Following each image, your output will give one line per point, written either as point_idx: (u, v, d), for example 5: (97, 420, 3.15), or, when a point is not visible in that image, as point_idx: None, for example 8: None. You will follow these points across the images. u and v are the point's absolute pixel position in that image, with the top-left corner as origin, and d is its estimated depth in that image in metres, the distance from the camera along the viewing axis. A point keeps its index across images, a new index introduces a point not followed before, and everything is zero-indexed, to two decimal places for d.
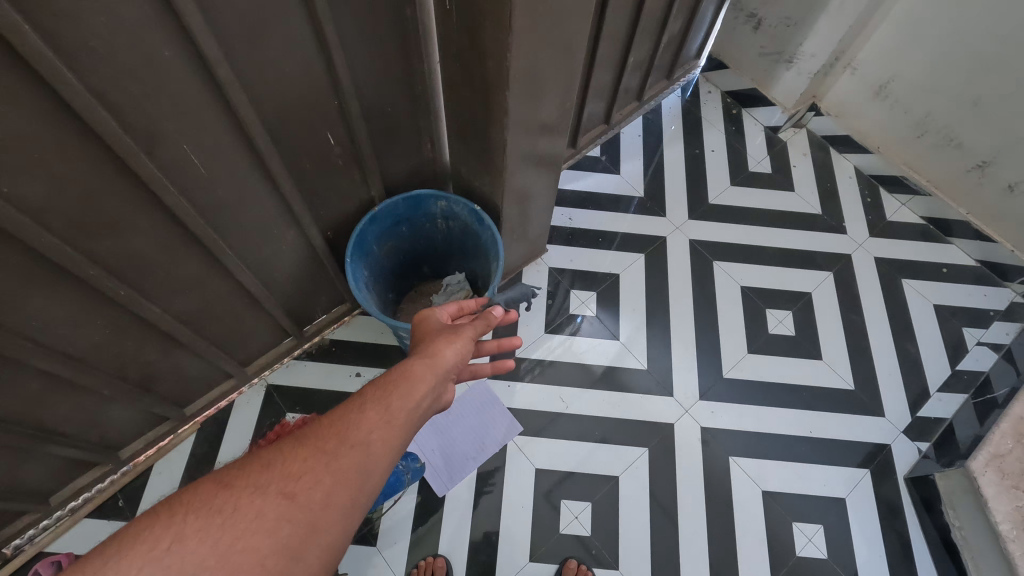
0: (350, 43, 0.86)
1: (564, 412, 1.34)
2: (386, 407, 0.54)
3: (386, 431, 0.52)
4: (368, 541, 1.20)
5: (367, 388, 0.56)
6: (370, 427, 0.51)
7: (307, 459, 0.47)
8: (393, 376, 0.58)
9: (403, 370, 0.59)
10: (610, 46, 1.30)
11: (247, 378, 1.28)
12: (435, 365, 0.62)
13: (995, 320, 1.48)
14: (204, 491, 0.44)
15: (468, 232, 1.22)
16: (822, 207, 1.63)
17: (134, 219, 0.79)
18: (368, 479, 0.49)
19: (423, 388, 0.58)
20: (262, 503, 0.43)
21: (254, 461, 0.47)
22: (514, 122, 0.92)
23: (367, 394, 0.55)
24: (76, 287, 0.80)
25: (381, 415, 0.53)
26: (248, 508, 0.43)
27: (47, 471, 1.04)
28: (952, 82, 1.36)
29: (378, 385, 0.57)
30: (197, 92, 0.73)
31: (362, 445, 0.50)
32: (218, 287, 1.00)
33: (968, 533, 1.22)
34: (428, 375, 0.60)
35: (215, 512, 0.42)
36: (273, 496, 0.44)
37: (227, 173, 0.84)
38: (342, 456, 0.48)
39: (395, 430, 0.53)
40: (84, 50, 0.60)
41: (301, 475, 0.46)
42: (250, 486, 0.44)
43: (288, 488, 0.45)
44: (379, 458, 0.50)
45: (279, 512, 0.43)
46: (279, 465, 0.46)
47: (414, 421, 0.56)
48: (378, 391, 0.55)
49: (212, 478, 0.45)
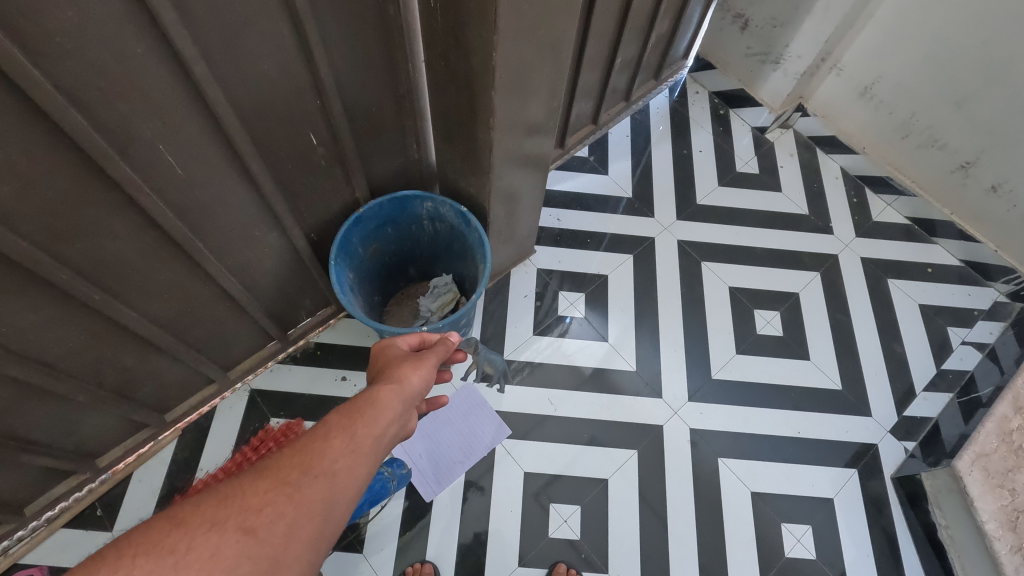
0: (331, 42, 0.84)
1: (552, 415, 1.33)
2: (351, 435, 0.53)
3: (351, 460, 0.51)
4: (354, 548, 1.18)
5: (332, 414, 0.55)
6: (334, 455, 0.50)
7: (269, 491, 0.46)
8: (358, 401, 0.57)
9: (370, 395, 0.58)
10: (598, 45, 1.29)
11: (228, 382, 1.25)
12: (402, 390, 0.61)
13: (980, 319, 1.50)
14: (154, 528, 0.42)
15: (455, 233, 1.20)
16: (809, 207, 1.64)
17: (109, 221, 0.77)
18: (333, 511, 0.48)
19: (390, 413, 0.57)
20: (219, 540, 0.42)
21: (209, 496, 0.45)
22: (501, 122, 0.90)
23: (331, 420, 0.54)
24: (49, 292, 0.78)
25: (346, 443, 0.52)
26: (204, 546, 0.41)
27: (20, 480, 1.01)
28: (936, 83, 1.37)
29: (343, 411, 0.55)
30: (172, 91, 0.70)
31: (327, 474, 0.49)
32: (198, 290, 0.98)
33: (954, 532, 1.24)
34: (395, 401, 0.59)
35: (168, 550, 0.40)
36: (232, 532, 0.43)
37: (205, 174, 0.82)
38: (306, 487, 0.47)
39: (361, 459, 0.52)
40: (52, 46, 0.58)
41: (262, 509, 0.44)
42: (206, 521, 0.43)
43: (247, 523, 0.44)
44: (344, 488, 0.49)
45: (237, 548, 0.42)
46: (238, 499, 0.45)
47: (381, 449, 0.55)
48: (344, 417, 0.54)
49: (164, 514, 0.43)
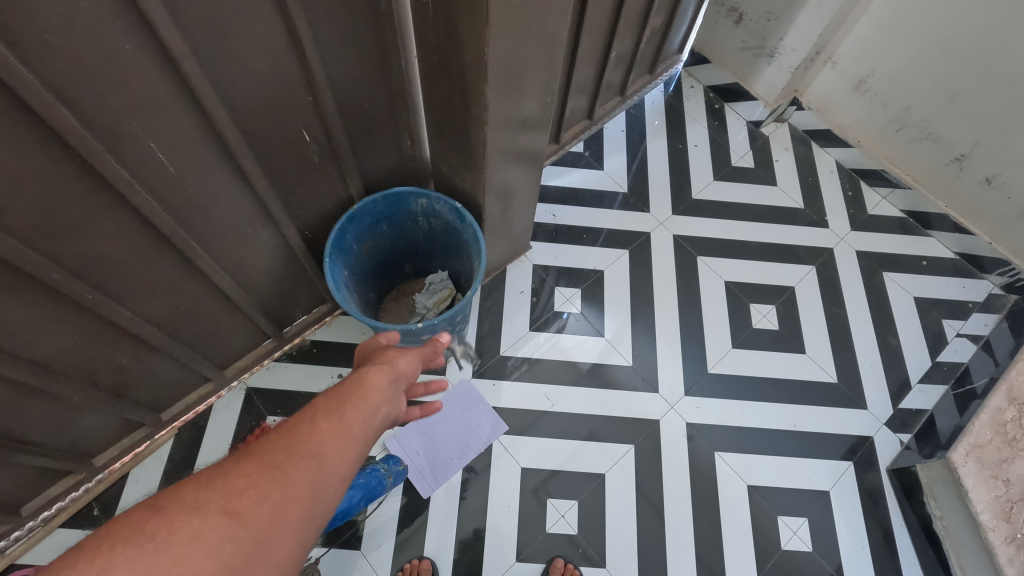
0: (323, 37, 0.83)
1: (549, 410, 1.33)
2: (338, 418, 0.53)
3: (340, 442, 0.51)
4: (352, 545, 1.18)
5: (318, 399, 0.55)
6: (323, 438, 0.50)
7: (253, 473, 0.45)
8: (345, 388, 0.57)
9: (355, 381, 0.58)
10: (592, 39, 1.29)
11: (224, 381, 1.25)
12: (388, 376, 0.62)
13: (974, 311, 1.50)
14: (132, 517, 0.40)
15: (450, 229, 1.20)
16: (804, 201, 1.64)
17: (100, 219, 0.76)
18: (322, 492, 0.47)
19: (377, 399, 0.57)
20: (201, 523, 0.40)
21: (191, 481, 0.43)
22: (494, 118, 0.90)
23: (317, 405, 0.53)
24: (41, 290, 0.77)
25: (333, 425, 0.52)
26: (186, 530, 0.40)
27: (15, 481, 1.00)
28: (930, 76, 1.37)
29: (329, 396, 0.55)
30: (162, 88, 0.70)
31: (315, 456, 0.48)
32: (192, 288, 0.97)
33: (949, 523, 1.25)
34: (382, 386, 0.59)
35: (148, 537, 0.39)
36: (215, 513, 0.41)
37: (198, 171, 0.82)
38: (293, 470, 0.46)
39: (349, 441, 0.51)
40: (39, 43, 0.58)
41: (246, 490, 0.43)
42: (187, 506, 0.41)
43: (231, 505, 0.42)
44: (333, 469, 0.49)
45: (220, 530, 0.41)
46: (220, 482, 0.44)
47: (369, 431, 0.54)
48: (330, 402, 0.54)
49: (143, 503, 0.41)
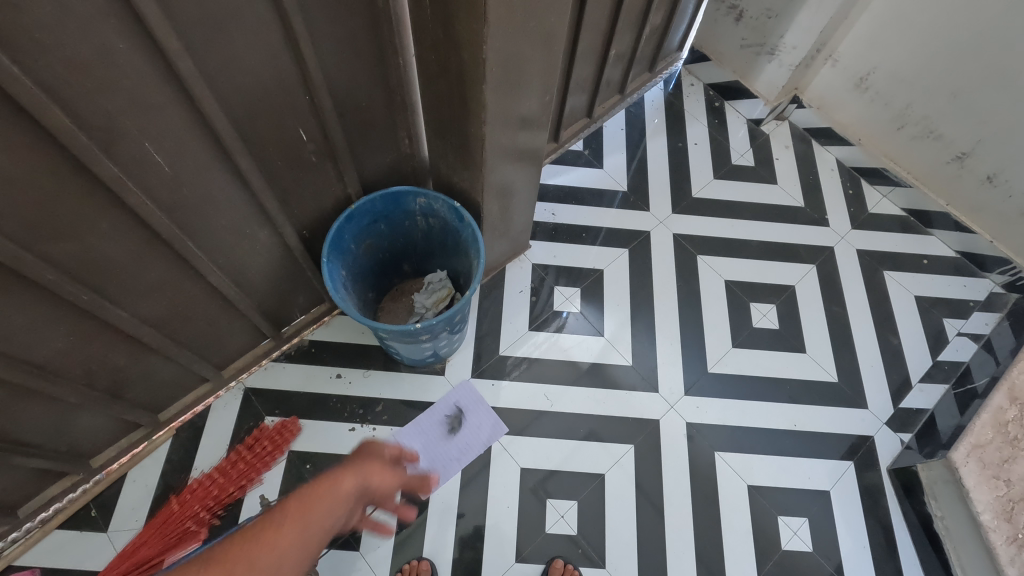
0: (319, 35, 0.82)
1: (548, 410, 1.32)
2: (279, 535, 0.52)
3: (273, 563, 0.50)
4: (350, 545, 1.18)
5: (273, 506, 0.55)
6: (257, 559, 0.50)
7: None
8: (301, 495, 0.56)
9: (312, 488, 0.58)
10: (591, 37, 1.28)
11: (222, 382, 1.25)
12: (349, 485, 0.60)
13: (975, 310, 1.50)
14: None
15: (448, 229, 1.19)
16: (804, 199, 1.63)
17: (95, 220, 0.75)
18: None
19: (327, 513, 0.56)
20: None
21: None
22: (492, 116, 0.89)
23: (267, 516, 0.53)
24: (36, 292, 0.77)
25: (273, 542, 0.51)
26: None
27: (12, 482, 1.00)
28: (932, 73, 1.36)
29: (283, 504, 0.55)
30: (156, 87, 0.69)
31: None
32: (189, 289, 0.97)
33: (950, 523, 1.24)
34: (339, 497, 0.58)
35: None
36: None
37: (193, 171, 0.81)
38: None
39: (283, 562, 0.51)
40: (31, 42, 0.57)
41: None
42: None
43: None
44: None
45: None
46: None
47: (310, 550, 0.54)
48: (280, 515, 0.54)
49: None
